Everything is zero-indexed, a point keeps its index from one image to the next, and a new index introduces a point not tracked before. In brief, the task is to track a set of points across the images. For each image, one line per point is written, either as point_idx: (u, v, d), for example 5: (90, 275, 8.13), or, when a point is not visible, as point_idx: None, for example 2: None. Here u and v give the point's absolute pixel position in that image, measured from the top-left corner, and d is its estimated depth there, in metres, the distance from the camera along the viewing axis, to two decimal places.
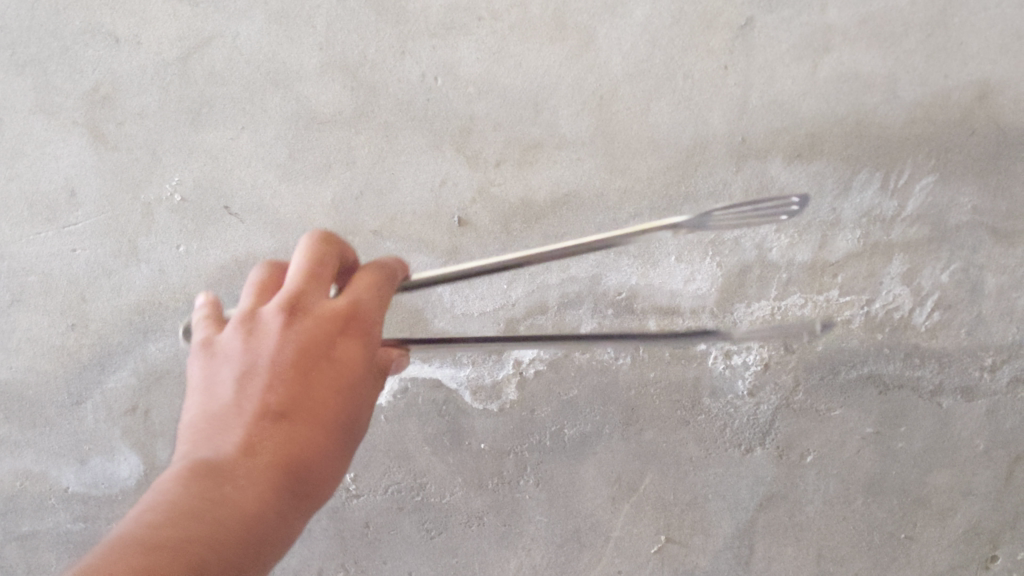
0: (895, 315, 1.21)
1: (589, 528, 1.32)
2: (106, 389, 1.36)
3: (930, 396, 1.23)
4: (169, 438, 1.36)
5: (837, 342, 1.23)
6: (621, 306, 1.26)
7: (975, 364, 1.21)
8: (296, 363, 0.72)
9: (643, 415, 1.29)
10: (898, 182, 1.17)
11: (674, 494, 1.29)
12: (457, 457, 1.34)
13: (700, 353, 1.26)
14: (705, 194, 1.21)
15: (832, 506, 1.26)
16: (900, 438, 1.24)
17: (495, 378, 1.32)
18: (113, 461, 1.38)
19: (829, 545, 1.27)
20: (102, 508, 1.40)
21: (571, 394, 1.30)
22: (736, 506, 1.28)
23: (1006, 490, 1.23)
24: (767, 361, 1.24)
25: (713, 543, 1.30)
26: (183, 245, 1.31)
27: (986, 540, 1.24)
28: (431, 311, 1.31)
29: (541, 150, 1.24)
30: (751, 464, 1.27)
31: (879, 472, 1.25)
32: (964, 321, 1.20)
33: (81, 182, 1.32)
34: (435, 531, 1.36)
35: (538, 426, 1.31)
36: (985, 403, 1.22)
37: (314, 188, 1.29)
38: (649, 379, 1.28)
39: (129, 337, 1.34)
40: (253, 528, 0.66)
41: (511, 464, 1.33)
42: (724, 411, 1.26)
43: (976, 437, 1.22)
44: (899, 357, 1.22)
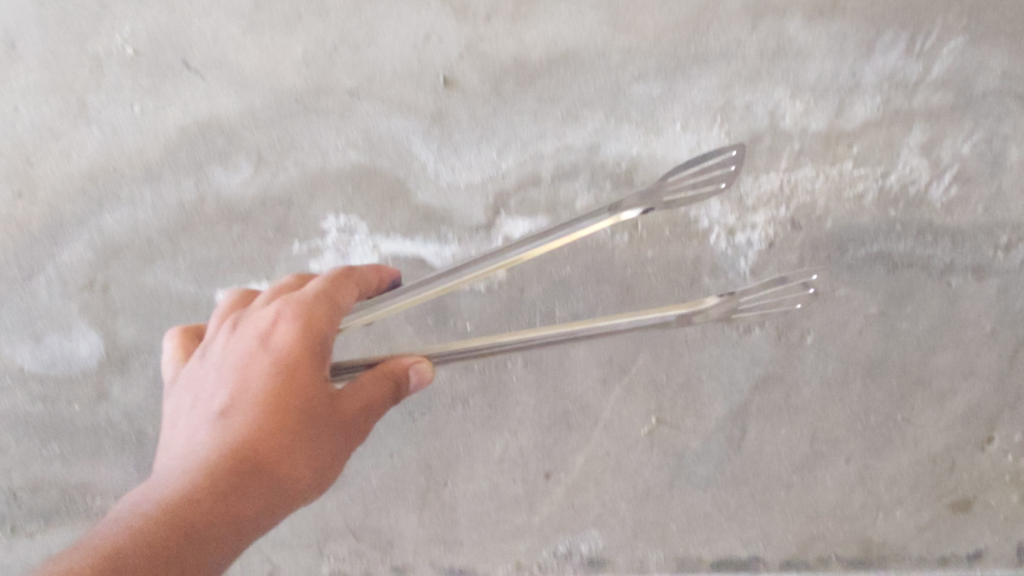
0: (910, 189, 1.14)
1: (578, 410, 1.27)
2: (61, 261, 1.25)
3: (940, 276, 1.17)
4: (131, 314, 1.26)
5: (848, 219, 1.15)
6: (620, 178, 1.15)
7: (990, 242, 1.15)
8: (240, 369, 0.88)
9: (639, 295, 1.20)
10: (924, 44, 1.09)
11: (667, 376, 1.24)
12: (440, 339, 1.26)
13: (702, 230, 1.17)
14: (717, 57, 1.11)
15: (829, 387, 1.23)
16: (905, 319, 1.19)
17: (480, 255, 1.20)
18: (71, 339, 1.28)
19: (825, 427, 1.25)
20: (62, 387, 1.30)
21: (564, 274, 1.21)
22: (731, 389, 1.24)
23: (1010, 372, 1.21)
24: (772, 240, 1.16)
25: (705, 425, 1.26)
26: (139, 104, 1.19)
27: (985, 423, 1.23)
28: (414, 182, 1.19)
29: (536, 2, 1.12)
30: (748, 345, 1.22)
31: (881, 354, 1.21)
32: (983, 196, 1.14)
33: (21, 32, 1.18)
34: (417, 414, 1.30)
35: (528, 307, 1.23)
36: (997, 282, 1.17)
37: (282, 42, 1.16)
38: (646, 258, 1.19)
39: (83, 207, 1.23)
40: (226, 482, 0.78)
41: (498, 346, 1.25)
42: (725, 291, 1.19)
43: (985, 317, 1.18)
44: (911, 233, 1.16)
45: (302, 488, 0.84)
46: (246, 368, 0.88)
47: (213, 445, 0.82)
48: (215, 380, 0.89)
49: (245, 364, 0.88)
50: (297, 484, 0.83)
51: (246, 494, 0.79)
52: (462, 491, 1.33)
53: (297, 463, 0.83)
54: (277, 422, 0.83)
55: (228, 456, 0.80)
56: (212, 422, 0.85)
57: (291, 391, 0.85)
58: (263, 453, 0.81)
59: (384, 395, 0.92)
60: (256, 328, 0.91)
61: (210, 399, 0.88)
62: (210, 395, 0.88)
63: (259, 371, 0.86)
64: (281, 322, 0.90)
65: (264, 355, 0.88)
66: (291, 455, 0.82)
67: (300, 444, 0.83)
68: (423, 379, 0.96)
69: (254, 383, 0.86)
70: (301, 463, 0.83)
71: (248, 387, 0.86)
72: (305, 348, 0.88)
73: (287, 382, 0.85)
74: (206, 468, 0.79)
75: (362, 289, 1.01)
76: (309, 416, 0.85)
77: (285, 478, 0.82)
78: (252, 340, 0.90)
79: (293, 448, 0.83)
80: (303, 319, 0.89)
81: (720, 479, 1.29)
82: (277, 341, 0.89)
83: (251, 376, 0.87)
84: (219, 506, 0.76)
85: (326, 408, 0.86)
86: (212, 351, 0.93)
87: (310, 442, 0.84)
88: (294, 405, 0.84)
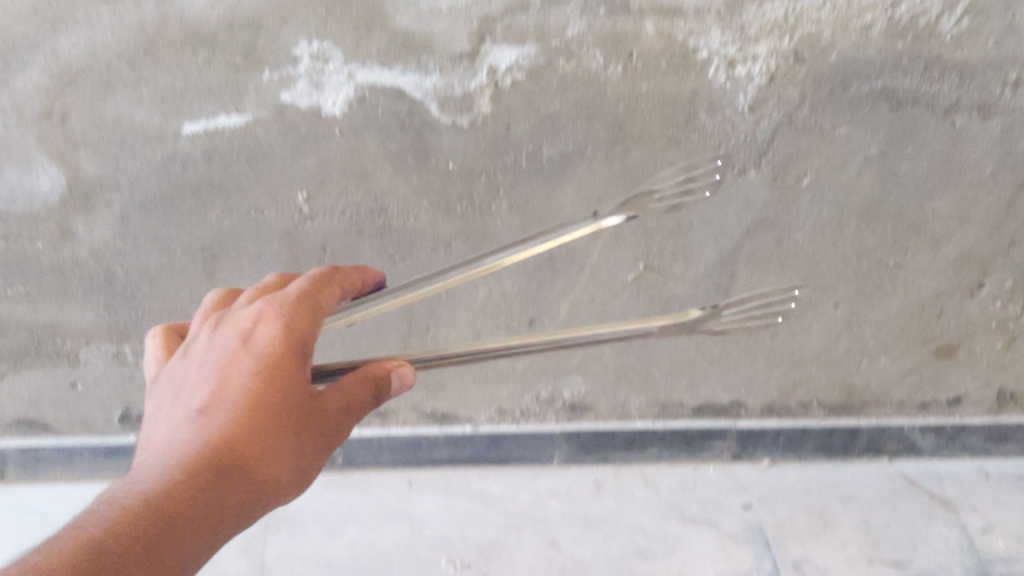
0: (920, 20, 1.03)
1: (564, 256, 1.23)
2: (14, 85, 1.04)
3: (945, 114, 1.11)
4: (93, 148, 1.10)
5: (854, 51, 1.05)
6: (616, 4, 1.01)
7: (998, 79, 1.08)
8: (218, 368, 0.80)
9: (630, 133, 1.12)
10: None
11: (657, 222, 1.19)
12: (421, 178, 1.16)
13: (700, 62, 1.06)
14: None
15: (823, 230, 1.21)
16: (905, 159, 1.15)
17: (466, 89, 1.08)
18: (29, 174, 1.11)
19: (815, 273, 1.26)
20: (22, 226, 1.16)
21: (553, 109, 1.10)
22: (722, 233, 1.21)
23: (1006, 217, 1.20)
24: (773, 73, 1.07)
25: (693, 272, 1.24)
26: None
27: (977, 269, 1.25)
28: (390, 4, 1.00)
29: None
30: (742, 186, 1.17)
31: (877, 197, 1.18)
32: (994, 29, 1.03)
33: None
34: (397, 258, 1.24)
35: (514, 145, 1.13)
36: (1001, 122, 1.11)
37: None
38: (641, 92, 1.08)
39: (37, 27, 1.00)
40: (203, 480, 0.69)
41: (482, 186, 1.17)
42: (720, 129, 1.11)
43: (986, 158, 1.15)
44: (918, 69, 1.07)
45: (277, 495, 0.75)
46: (225, 366, 0.80)
47: (192, 441, 0.73)
48: (193, 379, 0.81)
49: (224, 362, 0.80)
50: (273, 491, 0.74)
51: (221, 495, 0.69)
52: (444, 336, 1.31)
53: (280, 465, 0.75)
54: (260, 420, 0.75)
55: (204, 455, 0.71)
56: (190, 420, 0.76)
57: (275, 391, 0.77)
58: (244, 454, 0.73)
59: (366, 397, 0.85)
60: (236, 328, 0.84)
61: (187, 398, 0.79)
62: (187, 393, 0.80)
63: (240, 368, 0.78)
64: (263, 320, 0.83)
65: (245, 353, 0.80)
66: (275, 457, 0.75)
67: (283, 446, 0.76)
68: (403, 383, 0.90)
69: (235, 380, 0.78)
70: (279, 468, 0.75)
71: (229, 385, 0.78)
72: (290, 346, 0.80)
73: (271, 380, 0.77)
74: (179, 465, 0.70)
75: (347, 290, 0.97)
76: (291, 419, 0.77)
77: (262, 481, 0.73)
78: (233, 338, 0.83)
79: (277, 448, 0.75)
80: (289, 317, 0.83)
81: (703, 328, 1.32)
82: (258, 339, 0.81)
83: (229, 376, 0.79)
84: (202, 501, 0.67)
85: (307, 410, 0.78)
86: (190, 351, 0.85)
87: (290, 446, 0.76)
88: (277, 406, 0.76)
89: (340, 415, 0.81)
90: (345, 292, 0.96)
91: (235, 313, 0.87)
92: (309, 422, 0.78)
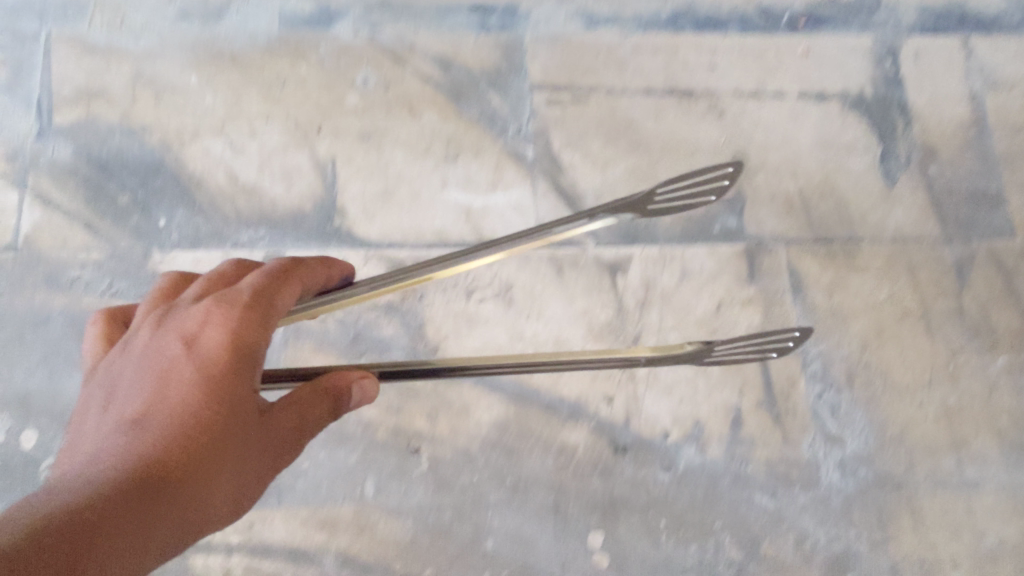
0: None
1: None
2: None
3: None
4: None
5: None
6: None
7: None
8: (163, 362, 0.58)
9: None
10: None
11: None
12: None
13: None
14: None
15: None
16: None
17: None
18: None
19: None
20: None
21: None
22: None
23: None
24: None
25: None
26: None
27: None
28: None
29: None
30: None
31: None
32: None
33: None
34: None
35: None
36: None
37: None
38: None
39: None
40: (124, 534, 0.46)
41: None
42: None
43: None
44: None
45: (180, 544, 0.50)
46: (173, 356, 0.58)
47: (110, 458, 0.51)
48: (125, 391, 0.57)
49: (164, 364, 0.57)
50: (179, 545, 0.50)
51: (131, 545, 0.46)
52: None
53: (214, 498, 0.53)
54: (221, 388, 0.56)
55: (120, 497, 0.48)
56: (118, 434, 0.53)
57: (217, 406, 0.55)
58: (174, 473, 0.51)
59: (322, 413, 0.61)
60: (176, 327, 0.60)
61: (107, 413, 0.55)
62: (116, 402, 0.56)
63: (183, 375, 0.56)
64: (211, 329, 0.59)
65: (185, 367, 0.57)
66: (212, 483, 0.53)
67: (223, 464, 0.54)
68: (365, 398, 0.63)
69: (183, 370, 0.57)
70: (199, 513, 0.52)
71: (165, 404, 0.55)
72: (238, 362, 0.57)
73: (204, 413, 0.54)
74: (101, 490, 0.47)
75: (311, 285, 0.67)
76: (242, 413, 0.56)
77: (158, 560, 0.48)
78: (171, 348, 0.58)
79: (218, 462, 0.53)
80: (249, 308, 0.60)
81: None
82: (203, 351, 0.58)
83: (172, 378, 0.56)
84: (151, 498, 0.49)
85: (252, 425, 0.56)
86: (125, 343, 0.61)
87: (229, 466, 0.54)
88: (217, 428, 0.54)
89: (292, 435, 0.59)
90: (307, 288, 0.66)
91: (181, 305, 0.62)
92: (254, 441, 0.57)
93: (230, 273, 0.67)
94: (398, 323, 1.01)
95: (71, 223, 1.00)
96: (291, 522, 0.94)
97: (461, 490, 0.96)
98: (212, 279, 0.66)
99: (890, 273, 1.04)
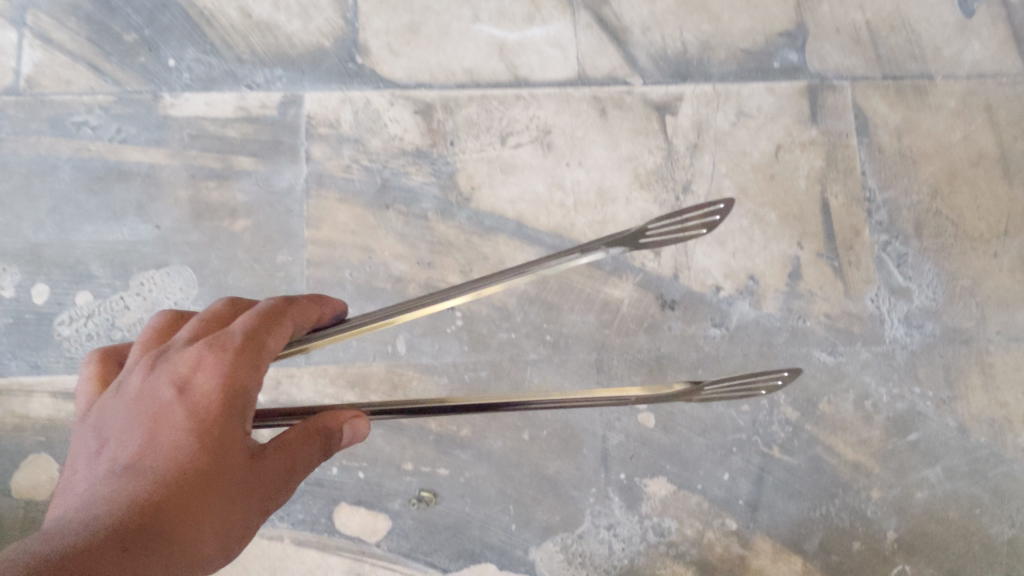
0: None
1: None
2: None
3: None
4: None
5: None
6: None
7: None
8: (154, 406, 0.45)
9: None
10: None
11: None
12: None
13: None
14: None
15: None
16: None
17: None
18: None
19: None
20: None
21: None
22: None
23: None
24: None
25: None
26: None
27: None
28: None
29: None
30: None
31: None
32: None
33: None
34: None
35: None
36: None
37: None
38: None
39: None
40: None
41: None
42: None
43: None
44: None
45: None
46: (164, 394, 0.46)
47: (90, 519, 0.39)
48: (115, 436, 0.45)
49: (155, 407, 0.45)
50: None
51: None
52: None
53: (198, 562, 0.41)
54: (212, 443, 0.44)
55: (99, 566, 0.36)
56: (99, 488, 0.41)
57: (208, 457, 0.43)
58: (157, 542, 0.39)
59: (315, 457, 0.49)
60: (164, 367, 0.47)
61: (90, 466, 0.43)
62: (99, 453, 0.44)
63: (177, 424, 0.44)
64: (205, 371, 0.46)
65: (178, 413, 0.45)
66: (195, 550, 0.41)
67: (208, 517, 0.42)
68: (355, 436, 0.52)
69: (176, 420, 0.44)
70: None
71: (156, 455, 0.43)
72: (235, 406, 0.45)
73: (193, 464, 0.43)
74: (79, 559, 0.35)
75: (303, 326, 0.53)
76: (234, 468, 0.44)
77: None
78: (165, 388, 0.46)
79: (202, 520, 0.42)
80: (251, 346, 0.47)
81: None
82: (201, 396, 0.45)
83: (164, 429, 0.44)
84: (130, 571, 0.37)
85: (243, 477, 0.45)
86: (112, 381, 0.48)
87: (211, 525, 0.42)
88: (204, 481, 0.43)
89: (278, 481, 0.47)
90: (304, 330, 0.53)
91: (173, 343, 0.49)
92: (248, 494, 0.45)
93: (224, 314, 0.53)
94: (428, 172, 0.95)
95: (75, 63, 0.95)
96: (319, 380, 0.89)
97: (496, 349, 0.91)
98: (207, 314, 0.52)
99: (965, 113, 0.99)
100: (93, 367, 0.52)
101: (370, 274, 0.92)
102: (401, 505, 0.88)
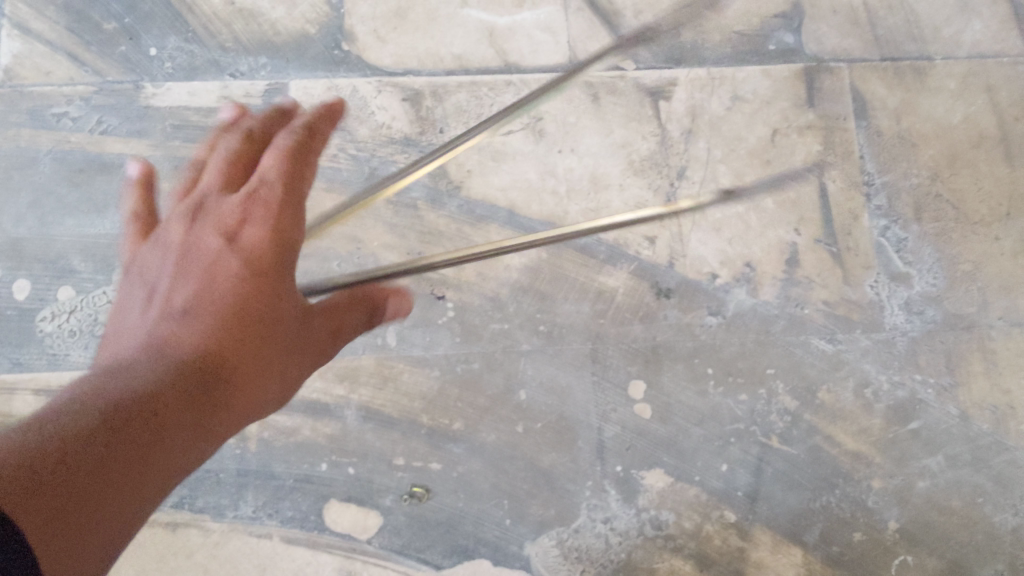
0: None
1: None
2: None
3: None
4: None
5: None
6: None
7: None
8: (207, 255, 0.52)
9: None
10: None
11: None
12: None
13: None
14: None
15: None
16: None
17: None
18: None
19: None
20: None
21: None
22: None
23: None
24: None
25: None
26: None
27: None
28: None
29: None
30: None
31: None
32: None
33: None
34: None
35: None
36: None
37: None
38: None
39: None
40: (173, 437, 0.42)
41: None
42: None
43: None
44: None
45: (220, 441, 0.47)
46: (216, 242, 0.52)
47: (160, 358, 0.47)
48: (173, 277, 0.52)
49: (208, 255, 0.52)
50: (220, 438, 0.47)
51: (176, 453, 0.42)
52: None
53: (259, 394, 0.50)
54: (262, 288, 0.51)
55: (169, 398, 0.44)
56: (163, 326, 0.49)
57: (258, 303, 0.50)
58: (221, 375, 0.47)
59: (357, 321, 0.57)
60: (215, 218, 0.53)
61: (149, 309, 0.51)
62: (163, 294, 0.51)
63: (227, 272, 0.51)
64: (250, 227, 0.52)
65: (229, 262, 0.51)
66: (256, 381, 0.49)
67: (264, 356, 0.50)
68: (401, 312, 0.60)
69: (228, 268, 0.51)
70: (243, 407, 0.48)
71: (211, 299, 0.50)
72: (282, 257, 0.52)
73: (245, 309, 0.50)
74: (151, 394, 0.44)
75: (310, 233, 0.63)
76: (284, 314, 0.52)
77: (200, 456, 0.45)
78: (215, 238, 0.53)
79: (262, 358, 0.50)
80: (291, 196, 0.53)
81: None
82: (248, 245, 0.52)
83: (215, 275, 0.51)
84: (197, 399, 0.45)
85: (295, 323, 0.52)
86: (163, 232, 0.55)
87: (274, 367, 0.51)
88: (256, 324, 0.50)
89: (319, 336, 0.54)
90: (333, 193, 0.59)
91: (216, 191, 0.55)
92: (296, 338, 0.52)
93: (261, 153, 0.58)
94: (417, 159, 0.93)
95: (54, 54, 0.95)
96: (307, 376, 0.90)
97: (489, 340, 0.91)
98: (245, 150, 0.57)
99: (965, 94, 0.97)
100: (135, 191, 0.58)
101: (358, 264, 0.91)
102: (392, 501, 0.88)
